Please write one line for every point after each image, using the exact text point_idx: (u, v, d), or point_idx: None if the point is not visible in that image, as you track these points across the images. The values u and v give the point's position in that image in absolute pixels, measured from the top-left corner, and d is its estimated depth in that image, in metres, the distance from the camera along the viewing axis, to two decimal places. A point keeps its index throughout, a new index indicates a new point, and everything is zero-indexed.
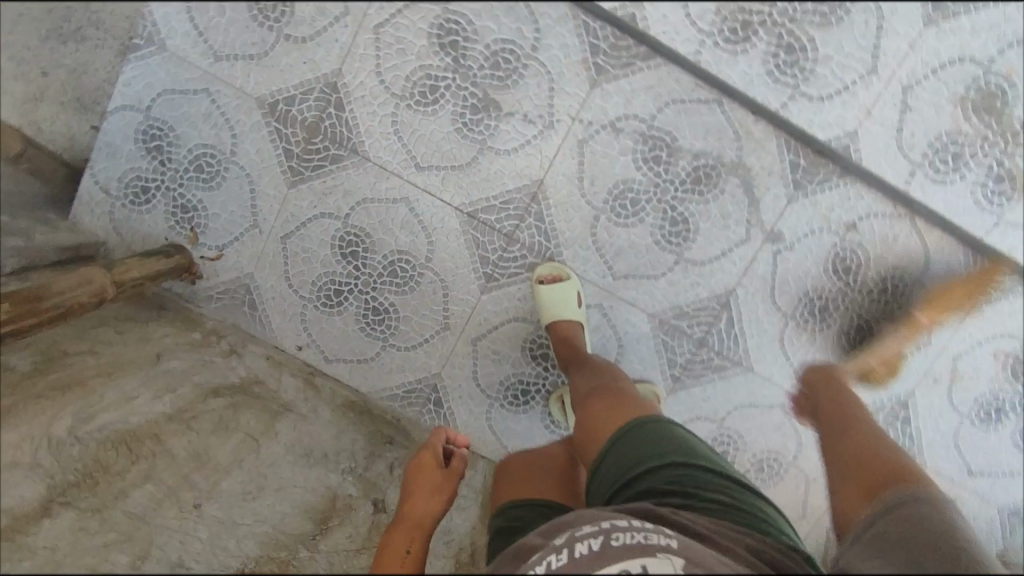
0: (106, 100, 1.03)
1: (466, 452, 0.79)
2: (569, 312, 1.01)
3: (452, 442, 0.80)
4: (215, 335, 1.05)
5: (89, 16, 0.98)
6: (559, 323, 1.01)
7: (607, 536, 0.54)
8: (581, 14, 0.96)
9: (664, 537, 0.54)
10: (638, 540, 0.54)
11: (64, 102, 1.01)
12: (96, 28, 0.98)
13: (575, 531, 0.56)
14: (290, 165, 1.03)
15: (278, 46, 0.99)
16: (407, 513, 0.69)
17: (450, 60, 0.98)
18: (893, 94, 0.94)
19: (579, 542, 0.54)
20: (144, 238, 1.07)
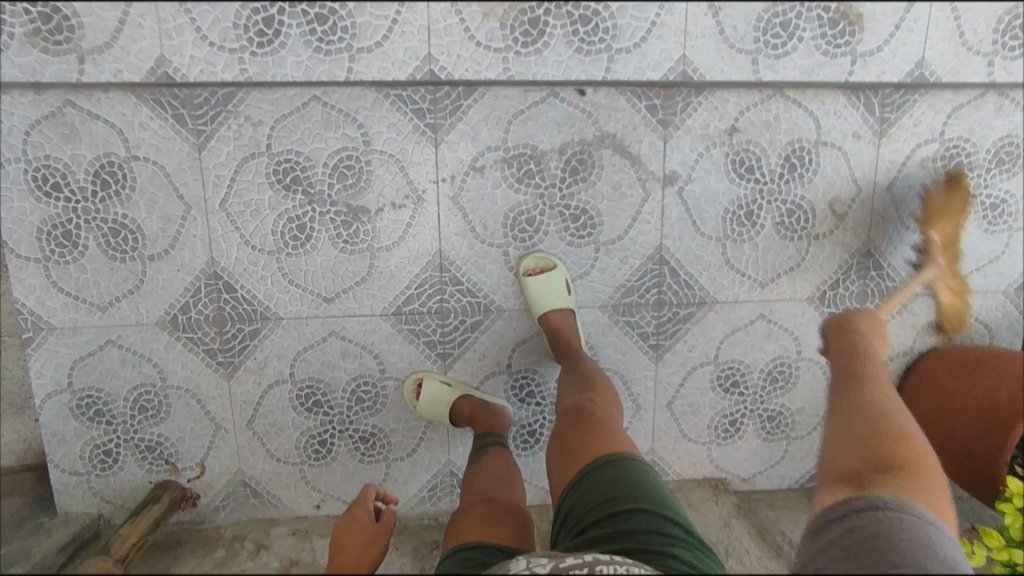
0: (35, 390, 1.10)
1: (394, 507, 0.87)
2: (562, 302, 1.01)
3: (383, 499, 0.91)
4: (238, 539, 1.01)
5: None
6: (552, 316, 1.01)
7: (592, 568, 0.60)
8: (390, 91, 0.96)
9: (645, 573, 0.60)
10: (620, 573, 0.60)
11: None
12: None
13: (558, 561, 0.63)
14: (218, 360, 1.04)
15: (148, 269, 1.01)
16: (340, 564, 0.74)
17: (301, 195, 0.99)
18: (697, 5, 0.92)
19: (563, 572, 0.60)
20: (131, 492, 1.07)
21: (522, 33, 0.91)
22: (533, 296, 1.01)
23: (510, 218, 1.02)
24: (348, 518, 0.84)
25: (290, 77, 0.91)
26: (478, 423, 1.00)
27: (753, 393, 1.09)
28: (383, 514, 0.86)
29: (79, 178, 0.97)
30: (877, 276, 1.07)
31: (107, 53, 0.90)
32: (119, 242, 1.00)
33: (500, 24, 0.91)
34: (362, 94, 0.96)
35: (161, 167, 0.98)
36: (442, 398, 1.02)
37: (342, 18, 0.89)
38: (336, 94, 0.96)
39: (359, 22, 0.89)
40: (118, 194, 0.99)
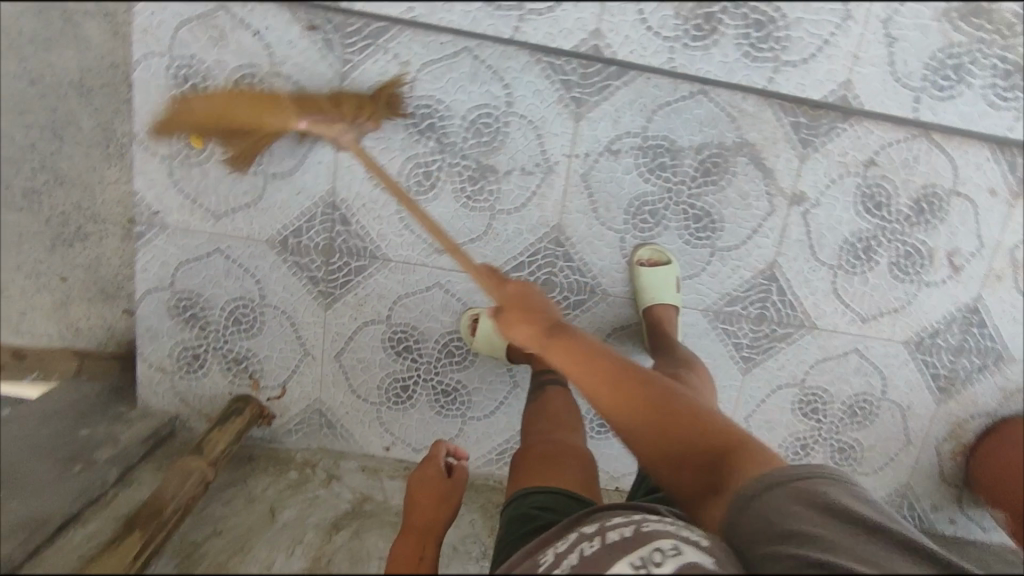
0: (127, 282, 1.13)
1: (466, 463, 0.86)
2: (668, 300, 1.01)
3: (452, 454, 0.89)
4: (310, 466, 1.06)
5: (87, 213, 1.09)
6: (654, 311, 1.01)
7: (638, 525, 0.62)
8: (544, 57, 0.94)
9: (695, 533, 0.60)
10: (669, 530, 0.61)
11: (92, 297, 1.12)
12: (94, 221, 1.10)
13: (605, 522, 0.64)
14: (319, 289, 1.05)
15: (269, 186, 1.01)
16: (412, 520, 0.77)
17: (434, 144, 0.98)
18: (874, 32, 0.90)
19: (609, 529, 0.62)
20: (212, 399, 1.10)
21: (694, 28, 0.90)
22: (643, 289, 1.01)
23: (634, 207, 1.01)
24: (416, 475, 0.85)
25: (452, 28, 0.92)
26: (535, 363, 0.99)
27: (826, 419, 1.11)
28: (454, 471, 0.85)
29: (218, 82, 0.96)
30: (977, 333, 1.07)
31: None
32: (244, 155, 0.99)
33: (674, 13, 0.90)
34: (515, 53, 0.94)
35: (301, 87, 0.96)
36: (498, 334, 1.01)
37: None
38: (490, 51, 0.94)
39: None
40: None
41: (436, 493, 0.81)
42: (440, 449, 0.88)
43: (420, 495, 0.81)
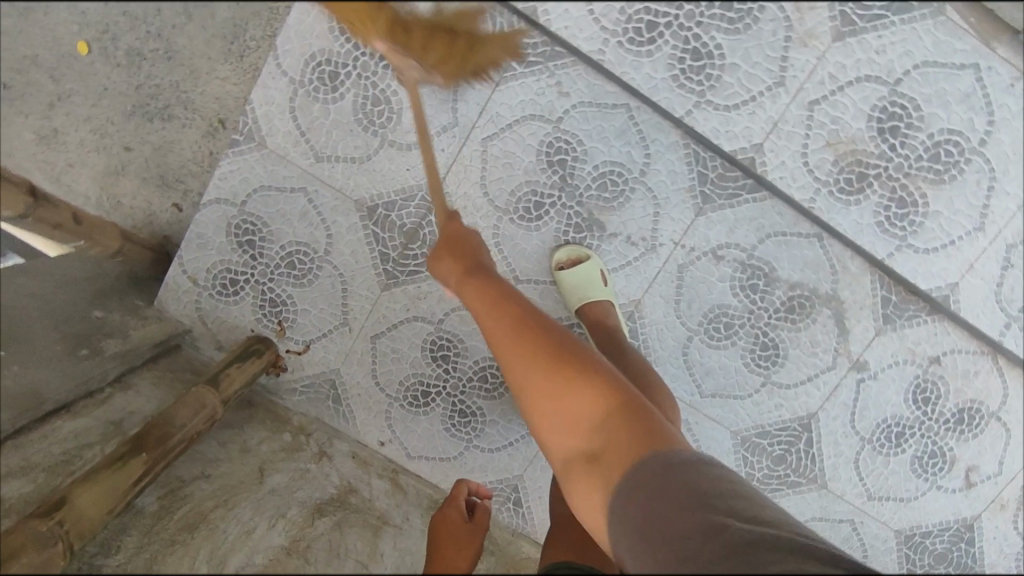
0: (189, 178, 1.04)
1: (489, 505, 0.77)
2: (603, 292, 0.95)
3: (475, 494, 0.80)
4: (304, 434, 1.02)
5: (180, 95, 0.99)
6: (592, 304, 0.95)
7: None
8: (692, 143, 0.93)
9: None
10: None
11: (148, 179, 1.03)
12: (185, 106, 0.99)
13: None
14: (386, 268, 1.02)
15: (381, 151, 0.99)
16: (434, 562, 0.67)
17: (557, 179, 0.97)
18: (997, 251, 0.93)
19: None
20: (231, 329, 1.06)
21: (846, 181, 0.90)
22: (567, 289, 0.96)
23: (711, 314, 0.99)
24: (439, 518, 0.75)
25: (619, 79, 0.92)
26: None
27: None
28: (477, 512, 0.76)
29: None
30: (964, 550, 1.04)
31: None
32: (372, 111, 0.98)
33: (833, 160, 0.90)
34: (667, 129, 0.93)
35: None
36: None
37: (714, 68, 0.88)
38: (647, 117, 0.93)
39: (723, 80, 0.89)
40: None
41: (460, 539, 0.71)
42: (462, 488, 0.79)
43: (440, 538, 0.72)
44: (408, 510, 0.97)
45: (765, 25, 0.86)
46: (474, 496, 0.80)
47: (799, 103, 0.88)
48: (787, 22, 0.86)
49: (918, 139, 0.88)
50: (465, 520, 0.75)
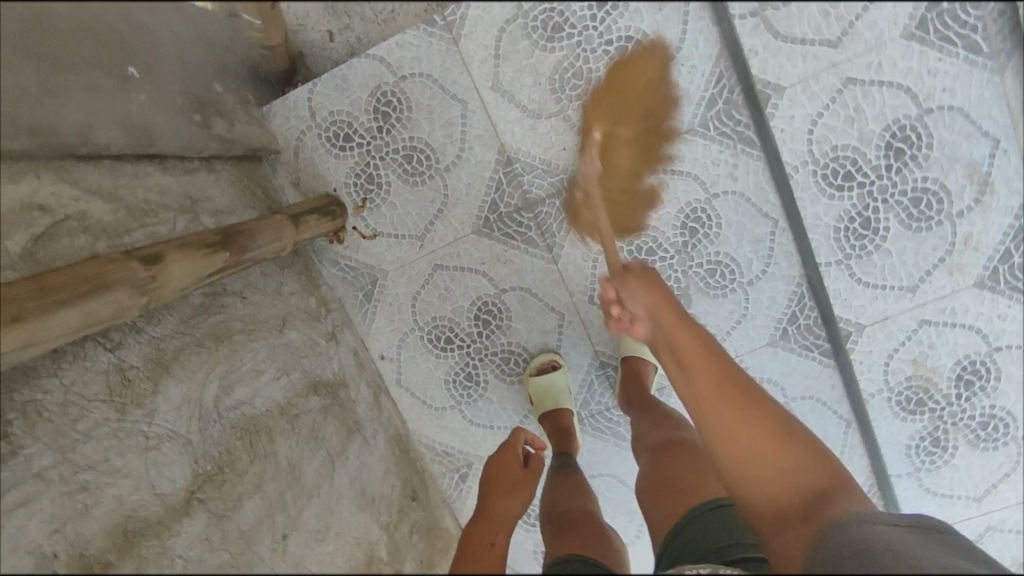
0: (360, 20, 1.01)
1: (543, 456, 0.73)
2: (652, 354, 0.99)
3: (529, 443, 0.75)
4: (324, 307, 1.02)
5: None
6: (636, 357, 0.99)
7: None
8: (806, 287, 0.96)
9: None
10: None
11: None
12: None
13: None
14: (488, 216, 1.01)
15: (551, 117, 0.99)
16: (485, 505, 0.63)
17: (679, 241, 1.00)
18: (976, 525, 0.98)
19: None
20: (316, 175, 1.03)
21: (906, 399, 0.96)
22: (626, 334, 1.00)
23: None
24: (491, 460, 0.69)
25: (788, 199, 0.93)
26: (561, 443, 0.94)
27: None
28: (532, 461, 0.70)
29: (616, 22, 0.95)
30: None
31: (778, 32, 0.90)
32: (566, 79, 0.97)
33: (908, 377, 0.95)
34: (794, 262, 0.96)
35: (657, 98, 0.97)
36: (556, 395, 0.99)
37: (872, 243, 0.92)
38: (784, 240, 0.96)
39: (871, 257, 0.92)
40: (619, 65, 0.96)
41: (510, 481, 0.67)
42: (520, 435, 0.73)
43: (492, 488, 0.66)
44: (377, 430, 0.99)
45: (934, 236, 0.90)
46: (527, 444, 0.75)
47: (913, 314, 0.93)
48: (951, 246, 0.90)
49: (980, 403, 0.94)
50: (521, 468, 0.69)
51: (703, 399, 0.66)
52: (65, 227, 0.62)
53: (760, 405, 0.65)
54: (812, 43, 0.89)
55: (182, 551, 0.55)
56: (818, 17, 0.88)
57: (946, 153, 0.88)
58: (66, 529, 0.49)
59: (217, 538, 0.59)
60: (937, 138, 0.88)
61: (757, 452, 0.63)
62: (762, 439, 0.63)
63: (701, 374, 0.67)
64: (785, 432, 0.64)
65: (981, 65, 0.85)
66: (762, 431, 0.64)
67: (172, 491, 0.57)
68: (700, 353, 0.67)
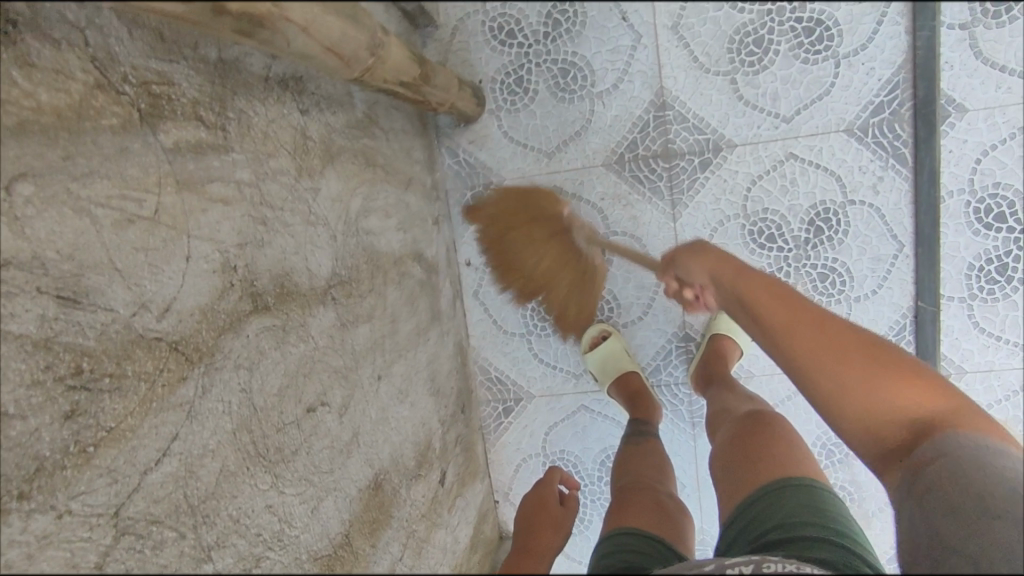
0: None
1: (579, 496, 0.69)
2: (742, 337, 0.96)
3: (563, 482, 0.70)
4: (435, 193, 0.99)
5: None
6: (723, 336, 0.96)
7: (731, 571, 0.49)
8: (910, 319, 0.94)
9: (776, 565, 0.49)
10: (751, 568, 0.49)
11: None
12: None
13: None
14: (624, 155, 0.99)
15: (719, 77, 0.96)
16: (529, 541, 0.61)
17: (802, 237, 0.98)
18: None
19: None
20: (465, 62, 1.00)
21: None
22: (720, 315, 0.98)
23: None
24: (520, 508, 0.67)
25: (930, 222, 0.91)
26: (639, 407, 0.92)
27: None
28: (568, 499, 0.67)
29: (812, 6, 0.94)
30: None
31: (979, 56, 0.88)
32: (745, 44, 0.95)
33: None
34: (907, 290, 0.95)
35: (829, 87, 0.95)
36: (619, 360, 0.97)
37: (1001, 290, 0.90)
38: (905, 267, 0.94)
39: (996, 304, 0.90)
40: (801, 45, 0.94)
41: (554, 520, 0.64)
42: (553, 475, 0.69)
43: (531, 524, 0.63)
44: (450, 328, 0.95)
45: None
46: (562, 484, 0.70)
47: (1020, 374, 0.91)
48: None
49: None
50: (557, 505, 0.66)
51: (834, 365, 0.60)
52: None
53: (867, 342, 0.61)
54: (1009, 74, 0.88)
55: (318, 336, 0.54)
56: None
57: None
58: (246, 248, 0.48)
59: (338, 343, 0.57)
60: None
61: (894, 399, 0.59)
62: (898, 396, 0.59)
63: (785, 309, 0.62)
64: (912, 376, 0.59)
65: None
66: (890, 405, 0.59)
67: (316, 274, 0.55)
68: (767, 292, 0.63)
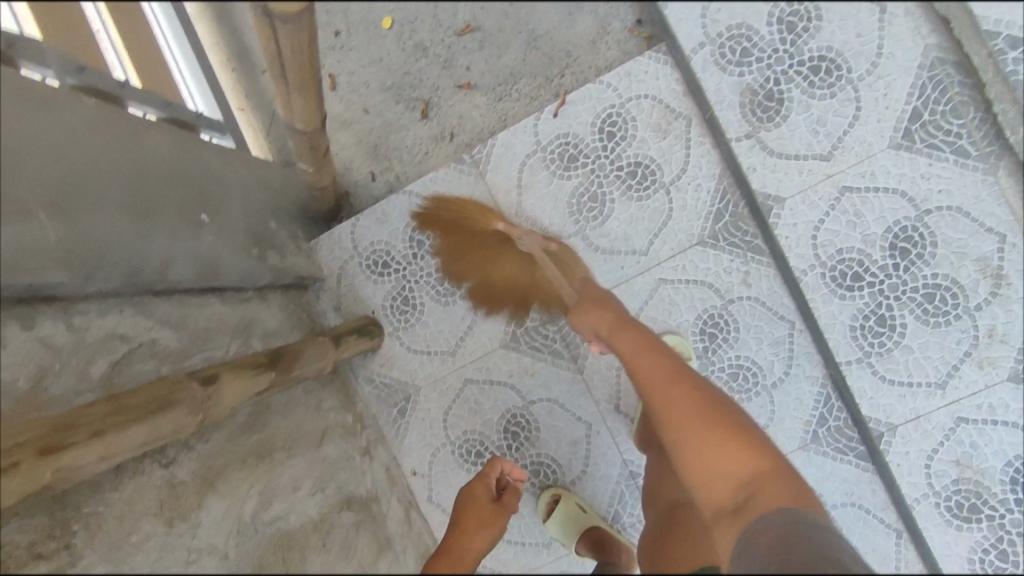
0: (393, 162, 1.23)
1: (520, 488, 0.77)
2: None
3: (508, 474, 0.78)
4: (362, 424, 1.08)
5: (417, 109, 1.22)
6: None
7: None
8: (831, 389, 0.96)
9: None
10: None
11: (365, 144, 1.23)
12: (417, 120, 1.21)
13: None
14: (515, 331, 1.09)
15: (573, 237, 1.05)
16: (450, 546, 0.64)
17: (700, 346, 1.02)
18: None
19: None
20: (356, 300, 1.12)
21: (958, 504, 0.91)
22: None
23: None
24: (466, 491, 0.74)
25: (800, 298, 0.96)
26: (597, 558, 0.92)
27: None
28: (506, 495, 0.74)
29: (626, 152, 1.04)
30: None
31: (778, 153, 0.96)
32: (583, 203, 1.05)
33: (955, 477, 0.91)
34: (816, 361, 0.97)
35: (668, 212, 1.03)
36: (576, 523, 1.00)
37: (891, 339, 0.92)
38: (804, 342, 0.97)
39: (892, 354, 0.93)
40: (630, 187, 1.04)
41: (486, 517, 0.70)
42: (496, 467, 0.77)
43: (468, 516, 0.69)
44: (408, 547, 1.00)
45: (955, 330, 0.90)
46: (507, 475, 0.78)
47: (947, 411, 0.91)
48: (975, 339, 0.90)
49: None
50: (489, 501, 0.73)
51: (693, 423, 0.70)
52: (139, 352, 0.68)
53: (750, 446, 0.67)
54: (806, 158, 0.94)
55: None
56: (809, 135, 0.94)
57: (953, 249, 0.90)
58: None
59: None
60: (941, 236, 0.90)
61: (726, 461, 0.66)
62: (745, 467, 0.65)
63: (647, 354, 0.76)
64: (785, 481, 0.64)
65: (974, 169, 0.89)
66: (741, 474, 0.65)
67: None
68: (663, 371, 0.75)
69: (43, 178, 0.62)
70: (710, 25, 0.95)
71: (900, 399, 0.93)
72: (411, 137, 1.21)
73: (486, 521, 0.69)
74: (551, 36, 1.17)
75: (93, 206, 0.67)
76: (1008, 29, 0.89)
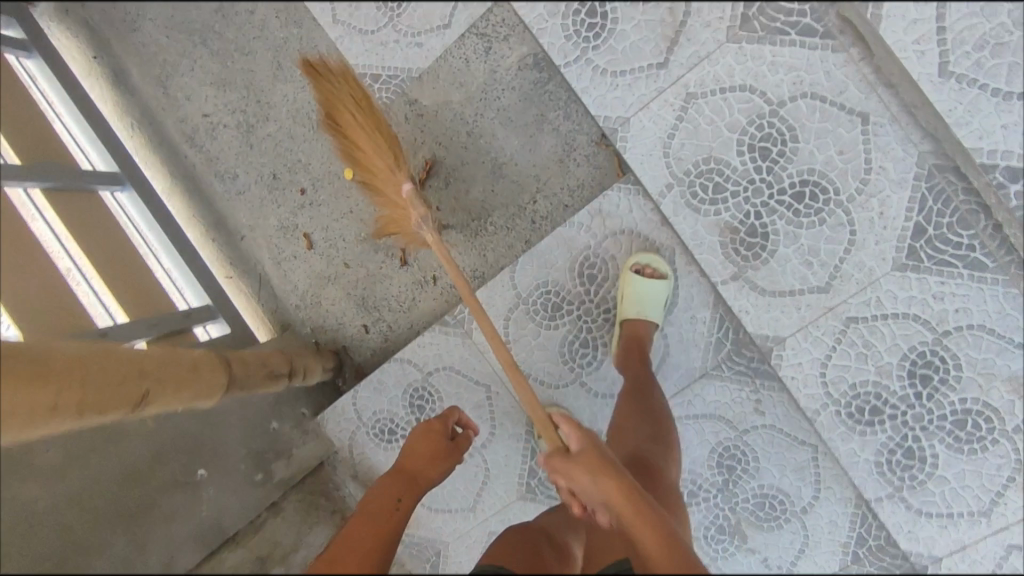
0: (383, 309, 1.22)
1: (471, 438, 0.77)
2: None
3: (463, 422, 0.78)
4: None
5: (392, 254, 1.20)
6: (632, 318, 0.90)
7: None
8: (867, 513, 0.90)
9: None
10: None
11: (350, 297, 1.23)
12: (401, 267, 1.19)
13: None
14: (531, 482, 1.07)
15: (571, 386, 1.02)
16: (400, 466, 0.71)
17: (719, 479, 0.94)
18: None
19: None
20: (370, 468, 1.12)
21: None
22: (630, 295, 0.91)
23: None
24: (422, 426, 0.75)
25: (814, 429, 0.90)
26: None
27: None
28: (458, 441, 0.75)
29: (610, 293, 1.00)
30: None
31: (764, 288, 0.88)
32: (575, 350, 1.01)
33: None
34: (846, 486, 0.91)
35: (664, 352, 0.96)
36: None
37: (922, 471, 0.87)
38: (830, 466, 0.91)
39: (927, 486, 0.87)
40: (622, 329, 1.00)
41: (431, 455, 0.72)
42: (453, 416, 0.77)
43: (413, 449, 0.72)
44: None
45: (992, 455, 0.85)
46: (461, 423, 0.78)
47: (998, 540, 0.86)
48: (1017, 464, 0.85)
49: None
50: (446, 440, 0.74)
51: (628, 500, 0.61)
52: None
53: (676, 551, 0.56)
54: (804, 293, 0.87)
55: None
56: (803, 268, 0.86)
57: (980, 371, 0.84)
58: None
59: None
60: (964, 358, 0.84)
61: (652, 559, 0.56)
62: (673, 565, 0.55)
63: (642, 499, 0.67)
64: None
65: (994, 282, 0.82)
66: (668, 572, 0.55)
67: None
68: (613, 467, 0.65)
69: (67, 526, 0.83)
70: (673, 164, 0.87)
71: (943, 528, 0.87)
72: (397, 284, 1.20)
73: (433, 460, 0.72)
74: (515, 162, 1.10)
75: (90, 554, 0.85)
76: (1006, 160, 0.79)
